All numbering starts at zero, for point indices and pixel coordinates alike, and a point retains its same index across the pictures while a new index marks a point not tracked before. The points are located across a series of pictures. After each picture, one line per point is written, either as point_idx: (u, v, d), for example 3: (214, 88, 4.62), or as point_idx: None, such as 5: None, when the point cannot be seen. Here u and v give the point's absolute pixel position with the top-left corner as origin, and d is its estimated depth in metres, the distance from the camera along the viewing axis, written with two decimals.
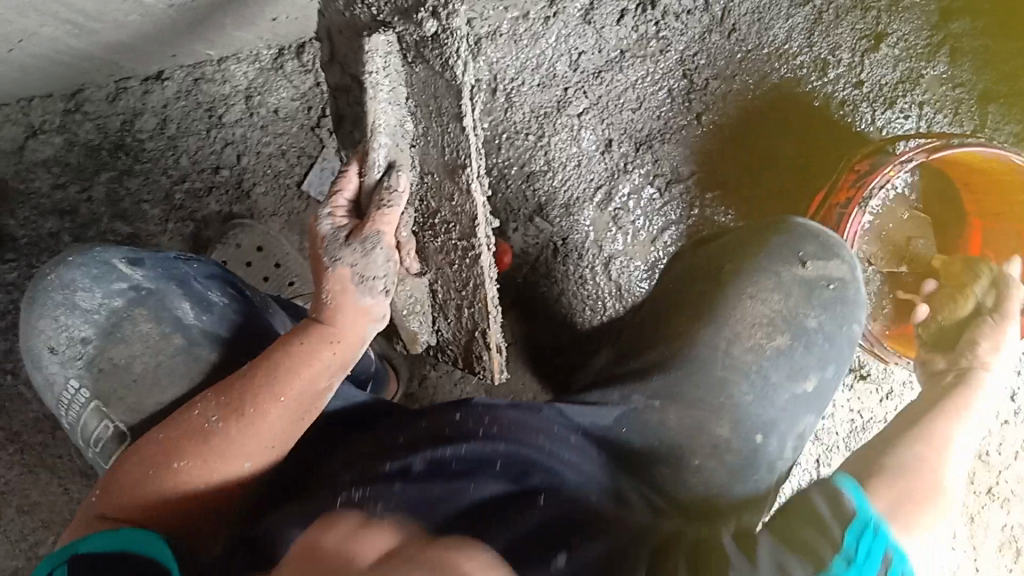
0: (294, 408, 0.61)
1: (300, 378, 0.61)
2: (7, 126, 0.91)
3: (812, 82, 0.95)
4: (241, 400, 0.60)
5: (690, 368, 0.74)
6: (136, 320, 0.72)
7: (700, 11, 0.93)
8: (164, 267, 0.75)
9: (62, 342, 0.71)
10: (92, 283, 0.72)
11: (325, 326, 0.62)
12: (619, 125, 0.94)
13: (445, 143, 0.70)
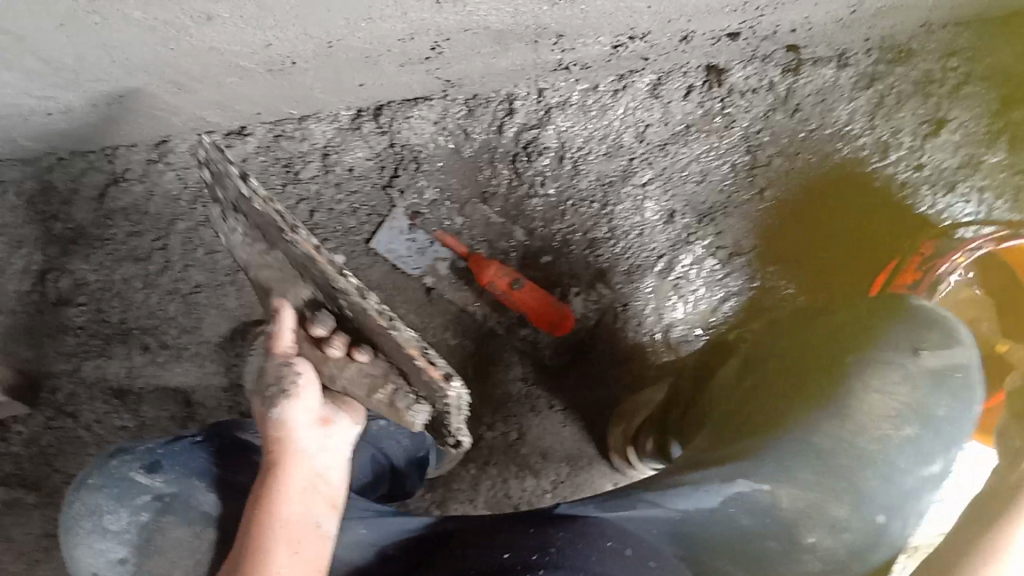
0: (294, 539, 0.57)
1: (283, 511, 0.58)
2: (91, 173, 0.94)
3: (874, 162, 0.97)
4: (246, 551, 0.56)
5: (797, 460, 0.65)
6: (165, 528, 0.62)
7: (764, 90, 0.96)
8: (185, 460, 0.64)
9: (102, 568, 0.62)
10: (117, 505, 0.62)
11: (277, 459, 0.61)
12: (682, 197, 0.97)
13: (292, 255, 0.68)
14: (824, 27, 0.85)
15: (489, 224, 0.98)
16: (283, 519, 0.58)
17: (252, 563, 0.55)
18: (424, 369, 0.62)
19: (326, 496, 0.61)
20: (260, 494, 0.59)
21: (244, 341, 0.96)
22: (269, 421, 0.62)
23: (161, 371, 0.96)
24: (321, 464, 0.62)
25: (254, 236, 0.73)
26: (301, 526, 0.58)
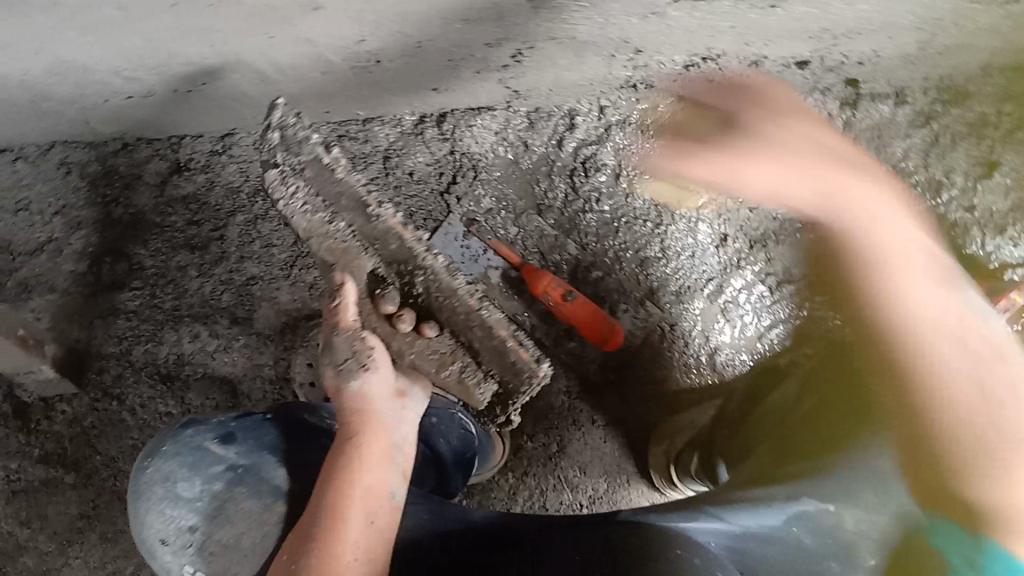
0: (369, 496, 0.65)
1: (363, 469, 0.66)
2: (156, 160, 0.96)
3: (926, 200, 0.98)
4: (323, 513, 0.64)
5: (869, 478, 0.68)
6: (238, 499, 0.68)
7: (823, 122, 0.96)
8: (256, 437, 0.71)
9: (172, 533, 0.67)
10: (191, 472, 0.68)
11: (357, 428, 0.69)
12: (735, 222, 0.99)
13: (371, 234, 0.73)
14: (889, 62, 0.86)
15: (543, 236, 0.99)
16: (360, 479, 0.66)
17: (331, 512, 0.63)
18: (516, 355, 0.69)
19: (399, 461, 0.70)
20: (341, 454, 0.67)
21: (292, 337, 0.97)
22: (350, 394, 0.70)
23: (209, 360, 0.97)
24: (396, 435, 0.71)
25: (316, 204, 0.73)
26: (376, 485, 0.66)
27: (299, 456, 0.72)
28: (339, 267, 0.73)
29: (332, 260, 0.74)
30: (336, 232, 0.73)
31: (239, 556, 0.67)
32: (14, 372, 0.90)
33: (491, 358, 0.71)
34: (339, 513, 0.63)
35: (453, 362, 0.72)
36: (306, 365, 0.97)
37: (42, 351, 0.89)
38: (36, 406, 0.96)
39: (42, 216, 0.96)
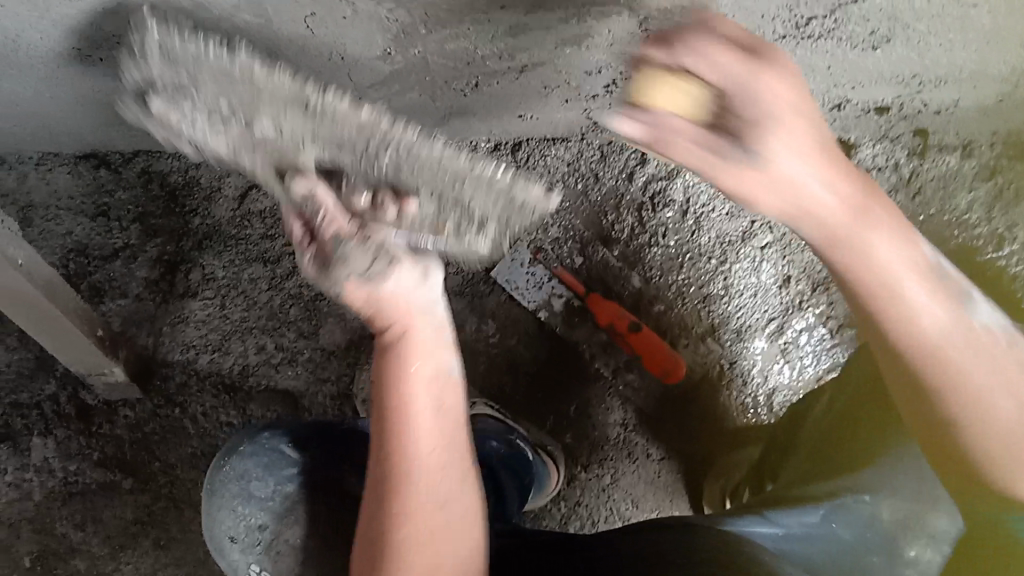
0: (430, 433, 0.58)
1: (413, 389, 0.58)
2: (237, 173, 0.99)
3: (988, 252, 0.99)
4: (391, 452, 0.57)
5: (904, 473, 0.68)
6: (307, 503, 0.72)
7: (889, 170, 0.99)
8: (329, 445, 0.75)
9: (241, 531, 0.71)
10: (266, 472, 0.72)
11: (394, 358, 0.59)
12: (800, 263, 0.99)
13: (306, 131, 0.61)
14: (966, 113, 0.88)
15: (607, 267, 1.00)
16: (416, 420, 0.58)
17: (395, 464, 0.57)
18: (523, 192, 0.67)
19: (449, 384, 0.60)
20: (386, 393, 0.58)
21: (359, 352, 0.99)
22: (376, 297, 0.59)
23: (272, 372, 0.98)
24: (434, 361, 0.60)
25: (221, 117, 0.58)
26: (434, 420, 0.58)
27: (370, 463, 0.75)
28: (289, 175, 0.61)
29: (278, 164, 0.62)
30: (265, 133, 0.60)
31: (308, 557, 0.70)
32: (86, 372, 0.90)
33: (478, 202, 0.68)
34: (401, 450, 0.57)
35: (459, 224, 0.69)
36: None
37: (114, 353, 0.90)
38: (99, 409, 0.96)
39: (120, 222, 0.98)
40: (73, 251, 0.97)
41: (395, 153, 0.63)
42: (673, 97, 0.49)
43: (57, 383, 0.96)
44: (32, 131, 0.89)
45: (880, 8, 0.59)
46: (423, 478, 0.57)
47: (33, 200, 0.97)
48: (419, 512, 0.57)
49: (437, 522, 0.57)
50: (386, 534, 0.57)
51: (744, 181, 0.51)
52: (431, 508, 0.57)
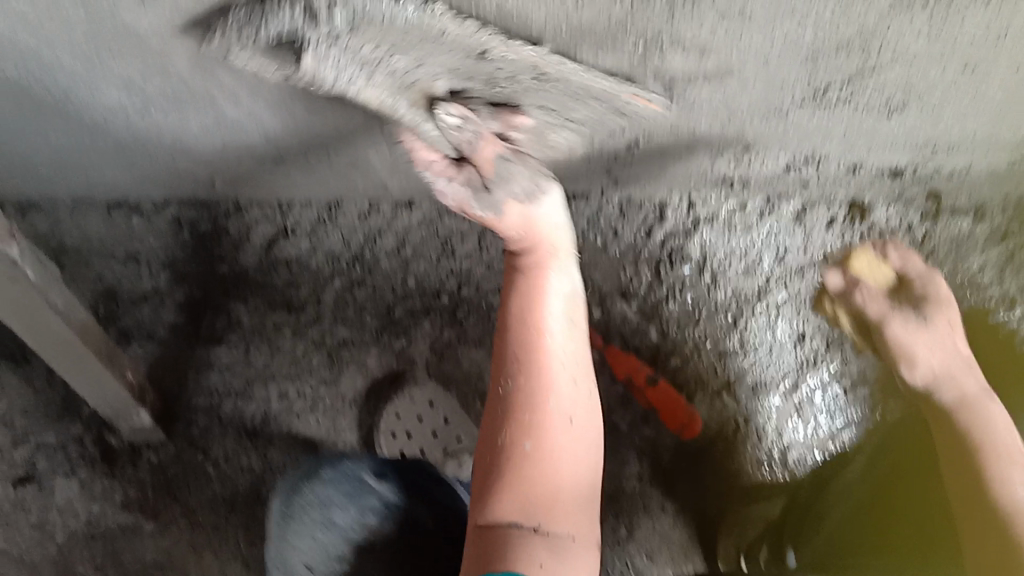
0: (561, 351, 0.64)
1: (543, 304, 0.65)
2: (264, 224, 1.01)
3: (1000, 313, 1.01)
4: (524, 356, 0.63)
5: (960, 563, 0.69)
6: (385, 533, 0.76)
7: (902, 232, 1.01)
8: (403, 485, 0.80)
9: (319, 560, 0.74)
10: (347, 502, 0.77)
11: (528, 278, 0.66)
12: (814, 321, 1.01)
13: (434, 62, 0.55)
14: (975, 178, 0.91)
15: (625, 320, 1.01)
16: (552, 337, 0.64)
17: (527, 378, 0.62)
18: (638, 100, 0.65)
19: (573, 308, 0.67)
20: (522, 305, 0.65)
21: (378, 401, 1.00)
22: (528, 219, 0.66)
23: (294, 419, 0.99)
24: (561, 282, 0.67)
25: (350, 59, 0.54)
26: (564, 339, 0.64)
27: (434, 505, 0.80)
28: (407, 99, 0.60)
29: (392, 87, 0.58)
30: (409, 73, 0.56)
31: None
32: (112, 415, 0.92)
33: (591, 100, 0.64)
34: (535, 348, 0.63)
35: (555, 124, 0.69)
36: (395, 417, 0.99)
37: (140, 397, 0.91)
38: (122, 452, 0.98)
39: (150, 268, 1.01)
40: (103, 294, 1.00)
41: (531, 79, 0.59)
42: (870, 266, 0.77)
43: (82, 424, 0.98)
44: (69, 178, 0.92)
45: (895, 80, 0.61)
46: (558, 399, 0.62)
47: (66, 244, 1.00)
48: (550, 436, 0.61)
49: (562, 443, 0.61)
50: (513, 447, 0.60)
51: (918, 342, 0.71)
52: (562, 426, 0.61)
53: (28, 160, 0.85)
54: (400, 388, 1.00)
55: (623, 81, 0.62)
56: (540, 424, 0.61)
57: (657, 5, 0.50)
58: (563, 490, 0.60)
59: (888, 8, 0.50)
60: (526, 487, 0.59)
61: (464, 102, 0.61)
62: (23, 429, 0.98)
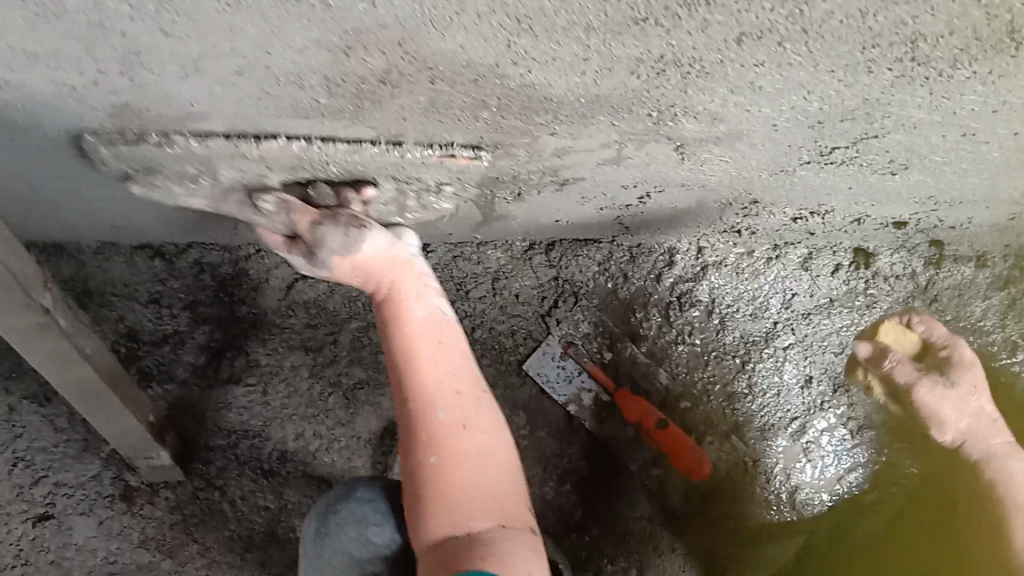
0: (444, 373, 0.65)
1: (412, 324, 0.66)
2: (284, 266, 1.04)
3: (1002, 357, 1.02)
4: (412, 382, 0.63)
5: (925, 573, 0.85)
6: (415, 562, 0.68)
7: (906, 278, 1.03)
8: None
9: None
10: (384, 517, 0.70)
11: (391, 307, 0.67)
12: (820, 364, 1.03)
13: (271, 160, 0.65)
14: (977, 226, 0.93)
15: (635, 362, 1.03)
16: (421, 358, 0.64)
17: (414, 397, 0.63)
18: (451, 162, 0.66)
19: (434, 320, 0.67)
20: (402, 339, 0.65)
21: (392, 442, 1.02)
22: (363, 261, 0.66)
23: (310, 459, 1.01)
24: (427, 304, 0.68)
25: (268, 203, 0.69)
26: (439, 357, 0.65)
27: None
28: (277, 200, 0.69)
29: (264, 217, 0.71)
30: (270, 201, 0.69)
31: None
32: (134, 456, 0.93)
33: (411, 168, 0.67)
34: (417, 370, 0.64)
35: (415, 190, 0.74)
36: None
37: (161, 438, 0.93)
38: (141, 490, 1.00)
39: (171, 309, 1.03)
40: (125, 336, 1.01)
41: (354, 154, 0.65)
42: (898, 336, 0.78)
43: (103, 463, 1.00)
44: (95, 224, 0.94)
45: (900, 143, 0.64)
46: (437, 403, 0.63)
47: (89, 286, 1.02)
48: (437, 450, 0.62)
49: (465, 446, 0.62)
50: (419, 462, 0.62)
51: (945, 402, 0.77)
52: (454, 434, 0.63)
53: (57, 209, 0.87)
54: None
55: (463, 146, 0.65)
56: (449, 443, 0.62)
57: (673, 80, 0.52)
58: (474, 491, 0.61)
59: (893, 84, 0.53)
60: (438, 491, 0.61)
61: (308, 149, 0.63)
62: (44, 467, 1.00)
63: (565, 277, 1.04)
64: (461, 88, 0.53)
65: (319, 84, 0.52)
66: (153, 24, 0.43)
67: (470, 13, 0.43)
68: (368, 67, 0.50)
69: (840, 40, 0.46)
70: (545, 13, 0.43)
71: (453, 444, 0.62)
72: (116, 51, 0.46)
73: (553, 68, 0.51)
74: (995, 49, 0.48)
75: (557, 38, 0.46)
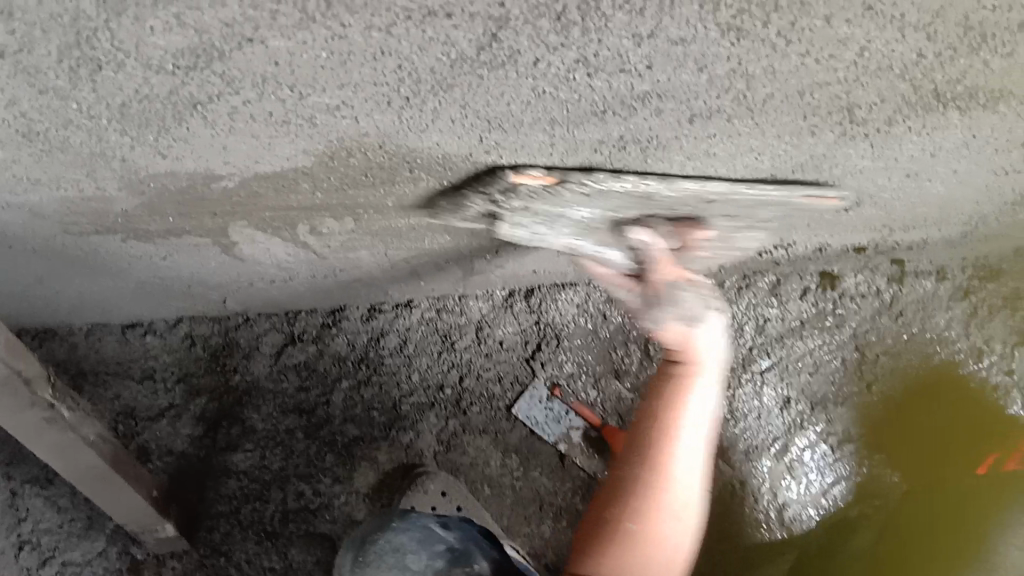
0: (679, 504, 0.70)
1: (682, 399, 0.71)
2: (272, 332, 1.07)
3: (968, 364, 1.06)
4: (637, 440, 0.71)
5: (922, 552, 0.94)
6: None
7: (872, 296, 1.07)
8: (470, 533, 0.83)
9: None
10: (419, 546, 0.81)
11: (680, 380, 0.72)
12: (797, 385, 1.06)
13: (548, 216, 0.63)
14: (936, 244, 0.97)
15: (620, 398, 1.07)
16: (682, 458, 0.70)
17: (644, 470, 0.70)
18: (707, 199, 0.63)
19: None
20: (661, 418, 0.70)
21: (390, 494, 1.03)
22: (689, 336, 0.71)
23: (311, 518, 1.02)
24: (708, 391, 0.72)
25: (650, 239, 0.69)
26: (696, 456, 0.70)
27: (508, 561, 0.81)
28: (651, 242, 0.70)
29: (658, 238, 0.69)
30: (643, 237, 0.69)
31: None
32: (139, 531, 0.95)
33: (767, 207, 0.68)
34: (649, 432, 0.70)
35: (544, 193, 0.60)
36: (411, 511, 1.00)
37: (166, 511, 0.95)
38: (149, 562, 1.01)
39: (165, 383, 1.06)
40: (121, 414, 1.04)
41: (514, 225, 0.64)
42: None
43: (107, 539, 1.01)
44: (83, 310, 0.98)
45: (850, 186, 0.68)
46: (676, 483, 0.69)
47: (82, 367, 1.05)
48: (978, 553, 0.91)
49: None
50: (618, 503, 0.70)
51: None
52: (682, 482, 0.70)
53: (49, 300, 0.90)
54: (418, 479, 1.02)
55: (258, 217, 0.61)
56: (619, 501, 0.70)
57: (633, 153, 0.56)
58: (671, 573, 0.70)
59: (836, 142, 0.57)
60: (646, 547, 0.68)
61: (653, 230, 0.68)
62: (51, 547, 1.00)
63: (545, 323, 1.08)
64: (438, 173, 0.57)
65: (303, 180, 0.56)
66: (151, 150, 0.47)
67: (444, 119, 0.47)
68: (350, 165, 0.53)
69: (783, 113, 0.50)
70: (512, 114, 0.47)
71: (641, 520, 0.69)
72: (116, 172, 0.50)
73: (523, 152, 0.54)
74: (925, 108, 0.52)
75: (524, 130, 0.50)
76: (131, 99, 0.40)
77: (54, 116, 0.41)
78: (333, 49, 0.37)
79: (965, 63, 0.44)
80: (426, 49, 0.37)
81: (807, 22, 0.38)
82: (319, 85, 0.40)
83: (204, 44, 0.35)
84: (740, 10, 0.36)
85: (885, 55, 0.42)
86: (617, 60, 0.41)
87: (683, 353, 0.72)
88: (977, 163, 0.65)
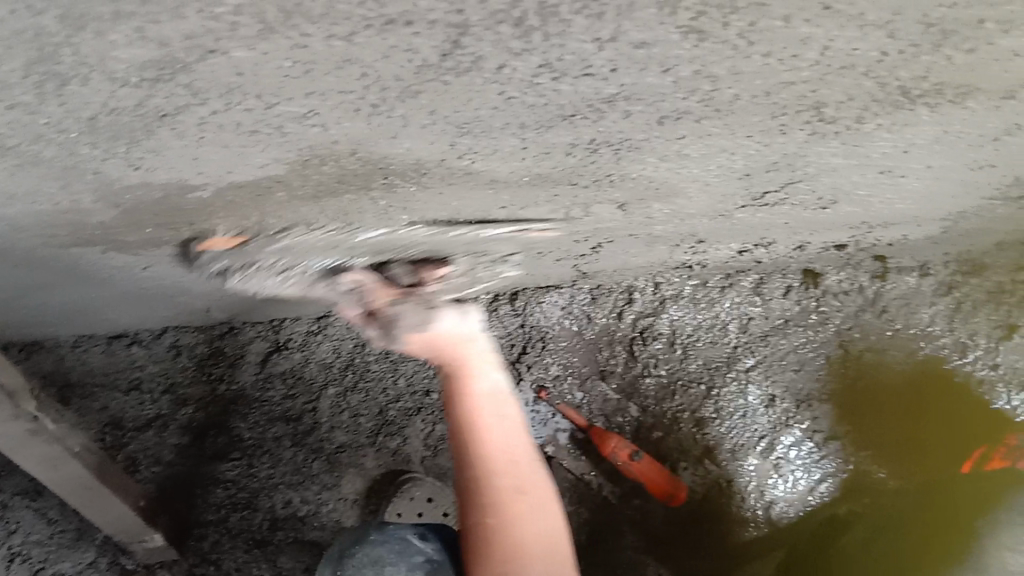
0: (525, 476, 0.69)
1: (473, 379, 0.73)
2: (258, 340, 1.09)
3: (953, 360, 1.07)
4: (459, 441, 0.70)
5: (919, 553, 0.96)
6: None
7: (854, 293, 1.08)
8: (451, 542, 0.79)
9: None
10: (398, 558, 0.77)
11: (454, 381, 0.73)
12: (781, 383, 1.06)
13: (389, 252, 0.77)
14: (914, 240, 0.98)
15: (606, 399, 1.07)
16: (499, 428, 0.71)
17: (473, 466, 0.69)
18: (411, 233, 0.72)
19: None
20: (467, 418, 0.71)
21: (378, 500, 1.01)
22: (433, 336, 0.73)
23: (300, 525, 1.01)
24: (490, 378, 0.74)
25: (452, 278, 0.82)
26: (513, 423, 0.72)
27: None
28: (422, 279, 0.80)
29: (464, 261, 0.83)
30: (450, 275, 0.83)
31: None
32: (127, 541, 0.95)
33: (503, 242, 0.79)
34: (463, 426, 0.71)
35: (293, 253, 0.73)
36: (396, 516, 0.98)
37: (154, 521, 0.94)
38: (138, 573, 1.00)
39: (152, 394, 1.06)
40: (109, 424, 1.04)
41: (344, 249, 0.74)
42: None
43: (97, 550, 1.01)
44: (67, 322, 0.98)
45: (826, 185, 0.69)
46: (511, 456, 0.70)
47: (69, 379, 1.05)
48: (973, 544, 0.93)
49: None
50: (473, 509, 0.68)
51: None
52: (506, 461, 0.69)
53: (32, 313, 0.90)
54: (403, 485, 1.01)
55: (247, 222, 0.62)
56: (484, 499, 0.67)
57: (607, 156, 0.56)
58: (538, 543, 0.66)
59: (808, 140, 0.57)
60: (502, 532, 0.66)
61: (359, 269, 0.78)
62: (40, 559, 1.00)
63: (529, 327, 1.10)
64: (413, 179, 0.57)
65: (278, 188, 0.56)
66: (124, 162, 0.47)
67: (414, 125, 0.47)
68: (325, 173, 0.54)
69: (751, 113, 0.50)
70: (481, 119, 0.47)
71: (507, 506, 0.67)
72: (90, 185, 0.51)
73: (496, 157, 0.55)
74: (893, 105, 0.52)
75: (496, 135, 0.50)
76: (99, 112, 0.40)
77: (24, 130, 0.42)
78: (297, 58, 0.37)
79: (927, 60, 0.45)
80: (389, 56, 0.38)
81: (765, 23, 0.38)
82: (285, 94, 0.40)
83: (167, 56, 0.36)
84: (699, 13, 0.37)
85: (847, 54, 0.43)
86: (581, 64, 0.41)
87: (438, 350, 0.74)
88: (951, 158, 0.65)
